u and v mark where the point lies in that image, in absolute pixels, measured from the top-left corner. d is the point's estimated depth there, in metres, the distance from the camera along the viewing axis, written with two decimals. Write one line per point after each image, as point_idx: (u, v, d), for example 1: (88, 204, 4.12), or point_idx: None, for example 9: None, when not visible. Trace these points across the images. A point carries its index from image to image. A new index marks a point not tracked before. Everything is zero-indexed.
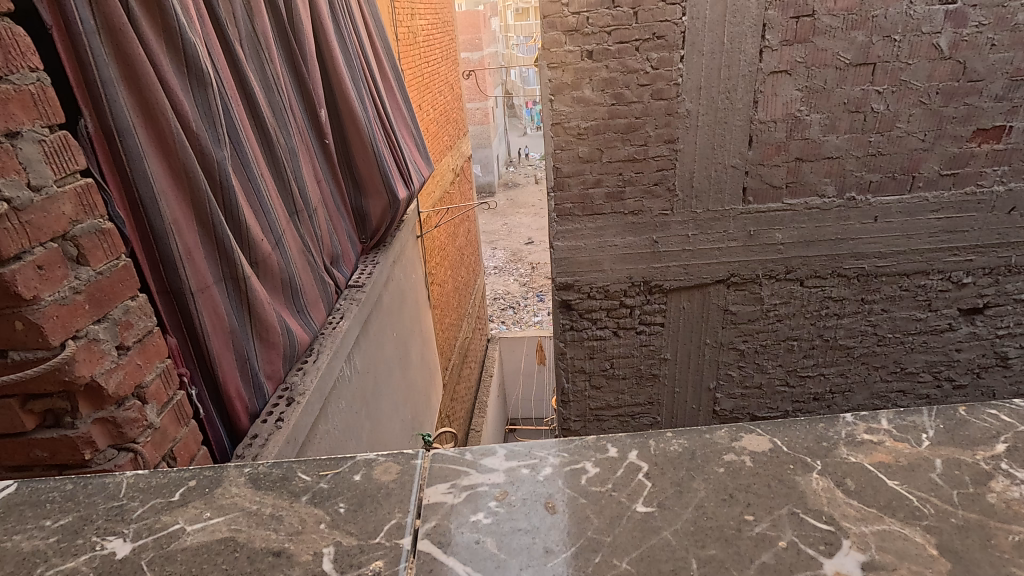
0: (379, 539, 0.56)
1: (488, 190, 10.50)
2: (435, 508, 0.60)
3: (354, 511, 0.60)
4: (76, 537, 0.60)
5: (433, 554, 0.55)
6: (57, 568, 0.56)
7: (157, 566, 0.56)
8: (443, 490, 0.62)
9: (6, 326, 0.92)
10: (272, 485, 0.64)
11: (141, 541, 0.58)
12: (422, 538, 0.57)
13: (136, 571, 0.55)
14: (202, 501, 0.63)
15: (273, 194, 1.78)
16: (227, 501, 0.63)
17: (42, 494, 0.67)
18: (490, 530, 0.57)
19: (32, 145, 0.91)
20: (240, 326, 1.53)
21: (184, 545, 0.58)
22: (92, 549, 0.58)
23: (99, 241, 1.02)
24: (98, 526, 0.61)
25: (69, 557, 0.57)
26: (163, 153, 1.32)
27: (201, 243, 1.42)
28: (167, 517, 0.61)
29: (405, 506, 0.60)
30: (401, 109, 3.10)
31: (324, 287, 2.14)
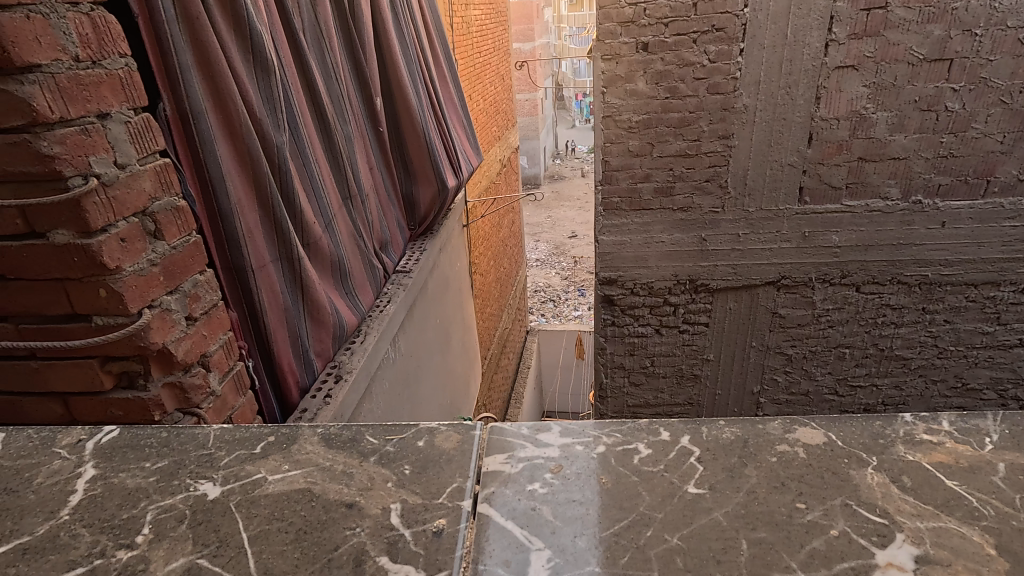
0: (442, 500, 0.59)
1: (533, 182, 10.47)
2: (494, 477, 0.62)
3: (418, 473, 0.62)
4: (172, 478, 0.65)
5: (490, 516, 0.57)
6: (158, 504, 0.61)
7: (242, 508, 0.60)
8: (501, 460, 0.64)
9: (89, 292, 0.99)
10: (340, 443, 0.68)
11: (229, 486, 0.63)
12: (480, 501, 0.59)
13: (225, 512, 0.60)
14: (280, 454, 0.67)
15: (327, 178, 1.85)
16: (303, 456, 0.66)
17: (141, 439, 0.72)
18: (545, 499, 0.59)
19: (119, 126, 0.98)
20: (292, 303, 1.61)
21: (266, 492, 0.62)
22: (188, 490, 0.63)
23: (174, 217, 1.09)
24: (191, 470, 0.66)
25: (167, 494, 0.62)
26: (230, 137, 1.39)
27: (261, 222, 1.49)
28: (251, 466, 0.66)
29: (465, 471, 0.62)
30: (453, 97, 3.13)
31: (372, 271, 2.21)
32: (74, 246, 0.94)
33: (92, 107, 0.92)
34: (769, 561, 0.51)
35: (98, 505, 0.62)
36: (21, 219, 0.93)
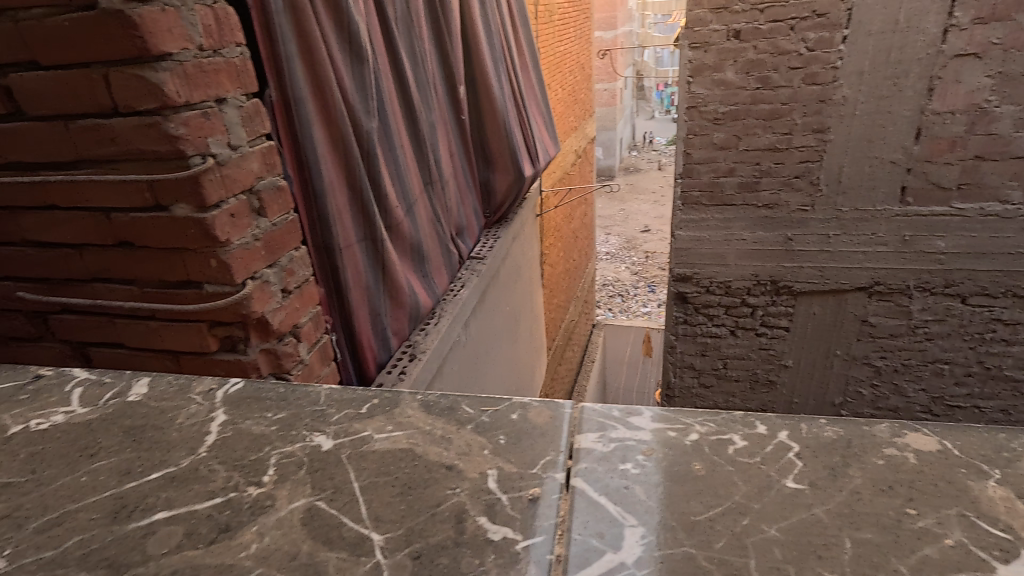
0: (535, 470, 0.53)
1: (607, 174, 10.28)
2: (587, 454, 0.55)
3: (512, 443, 0.56)
4: (291, 429, 0.60)
5: (585, 492, 0.51)
6: (278, 450, 0.56)
7: (353, 461, 0.55)
8: (593, 438, 0.57)
9: (201, 262, 1.07)
10: (426, 403, 0.63)
11: (340, 440, 0.58)
12: (575, 475, 0.52)
13: (337, 463, 0.54)
14: (384, 416, 0.61)
15: (411, 164, 1.92)
16: (405, 419, 0.60)
17: (262, 392, 0.66)
18: (639, 479, 0.52)
19: (233, 110, 1.06)
20: (374, 282, 1.69)
21: (373, 448, 0.56)
22: (303, 440, 0.58)
23: (276, 196, 1.18)
24: (307, 422, 0.61)
25: (286, 442, 0.57)
26: (326, 122, 1.47)
27: (349, 204, 1.57)
28: (359, 424, 0.60)
29: (557, 445, 0.56)
30: (534, 86, 3.14)
31: (448, 255, 2.28)
32: (191, 220, 1.02)
33: (212, 93, 1.01)
34: (876, 564, 0.44)
35: (223, 449, 0.57)
36: (147, 192, 1.02)
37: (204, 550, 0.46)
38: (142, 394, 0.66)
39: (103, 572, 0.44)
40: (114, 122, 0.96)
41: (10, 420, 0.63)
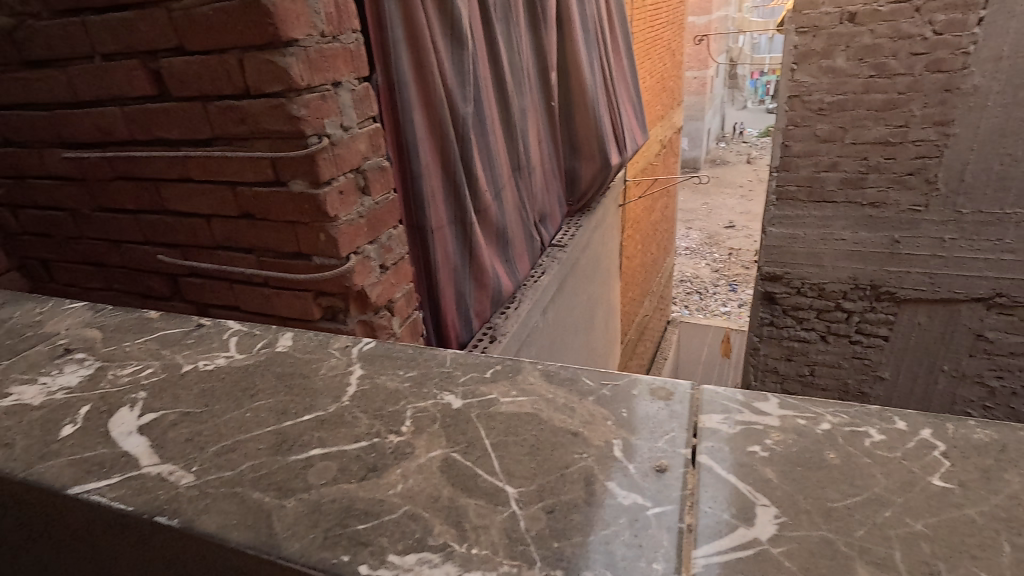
0: (663, 444, 0.50)
1: (692, 166, 9.88)
2: (711, 433, 0.51)
3: (637, 417, 0.53)
4: (423, 386, 0.58)
5: (717, 471, 0.47)
6: (411, 406, 0.55)
7: (482, 420, 0.53)
8: (718, 419, 0.52)
9: (312, 236, 1.16)
10: (542, 373, 0.59)
11: (469, 400, 0.56)
12: (703, 453, 0.49)
13: (466, 422, 0.53)
14: (508, 381, 0.58)
15: (501, 149, 1.94)
16: (529, 385, 0.57)
17: (394, 350, 0.64)
18: (774, 463, 0.48)
19: (346, 93, 1.12)
20: (460, 264, 1.74)
21: (500, 411, 0.54)
22: (431, 398, 0.56)
23: (380, 176, 1.24)
24: (435, 382, 0.58)
25: (419, 398, 0.56)
26: (426, 107, 1.52)
27: (442, 187, 1.62)
28: (485, 386, 0.58)
29: (682, 422, 0.52)
30: (625, 73, 3.07)
31: (530, 242, 2.30)
32: (307, 195, 1.10)
33: (328, 77, 1.07)
34: None
35: (362, 402, 0.56)
36: (270, 168, 1.10)
37: (358, 485, 0.46)
38: (289, 345, 0.65)
39: (272, 494, 0.46)
40: (246, 103, 1.05)
41: (176, 358, 0.64)
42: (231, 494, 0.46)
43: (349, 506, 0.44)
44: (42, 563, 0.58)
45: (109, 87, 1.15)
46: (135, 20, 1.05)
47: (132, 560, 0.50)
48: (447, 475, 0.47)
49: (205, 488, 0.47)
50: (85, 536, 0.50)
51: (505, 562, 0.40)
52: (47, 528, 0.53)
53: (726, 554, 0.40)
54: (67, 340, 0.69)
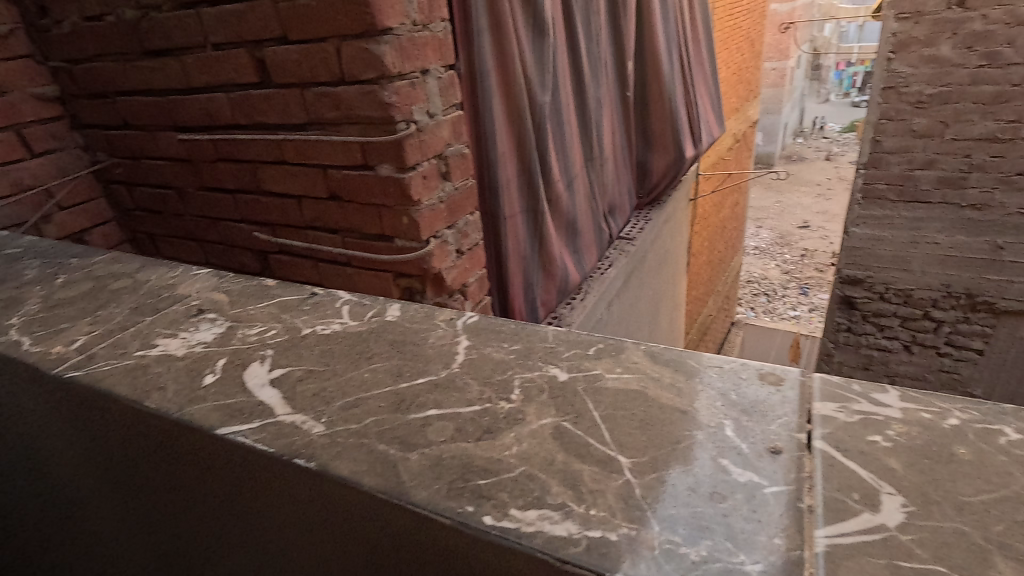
0: (777, 428, 0.43)
1: (765, 163, 9.44)
2: (827, 421, 0.43)
3: (742, 400, 0.45)
4: (527, 359, 0.51)
5: (838, 458, 0.40)
6: (521, 377, 0.48)
7: (591, 393, 0.46)
8: (832, 407, 0.45)
9: (395, 218, 1.20)
10: (661, 357, 0.51)
11: (575, 374, 0.49)
12: (818, 439, 0.42)
13: (574, 395, 0.46)
14: (611, 356, 0.51)
15: (575, 139, 1.93)
16: (635, 362, 0.50)
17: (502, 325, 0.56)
18: (904, 455, 0.40)
19: (433, 81, 1.16)
20: (530, 252, 1.76)
21: (608, 386, 0.47)
22: (535, 371, 0.49)
23: (460, 162, 1.27)
24: (543, 356, 0.51)
25: (527, 369, 0.49)
26: (505, 95, 1.53)
27: (517, 175, 1.64)
28: (591, 361, 0.50)
29: (792, 407, 0.45)
30: (704, 62, 2.97)
31: (599, 233, 2.28)
32: (392, 179, 1.15)
33: (418, 64, 1.11)
34: None
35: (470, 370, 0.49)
36: (360, 152, 1.15)
37: (475, 444, 0.41)
38: (400, 314, 0.56)
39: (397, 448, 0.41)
40: (341, 90, 1.10)
41: (296, 321, 0.55)
42: (359, 445, 0.41)
43: (468, 463, 0.40)
44: (151, 510, 0.53)
45: (218, 74, 1.24)
46: (244, 11, 1.12)
47: (266, 514, 0.44)
48: (558, 441, 0.41)
49: (337, 437, 0.42)
50: (210, 481, 0.45)
51: (625, 524, 0.35)
52: (173, 472, 0.47)
53: (845, 537, 0.34)
54: (198, 301, 0.58)
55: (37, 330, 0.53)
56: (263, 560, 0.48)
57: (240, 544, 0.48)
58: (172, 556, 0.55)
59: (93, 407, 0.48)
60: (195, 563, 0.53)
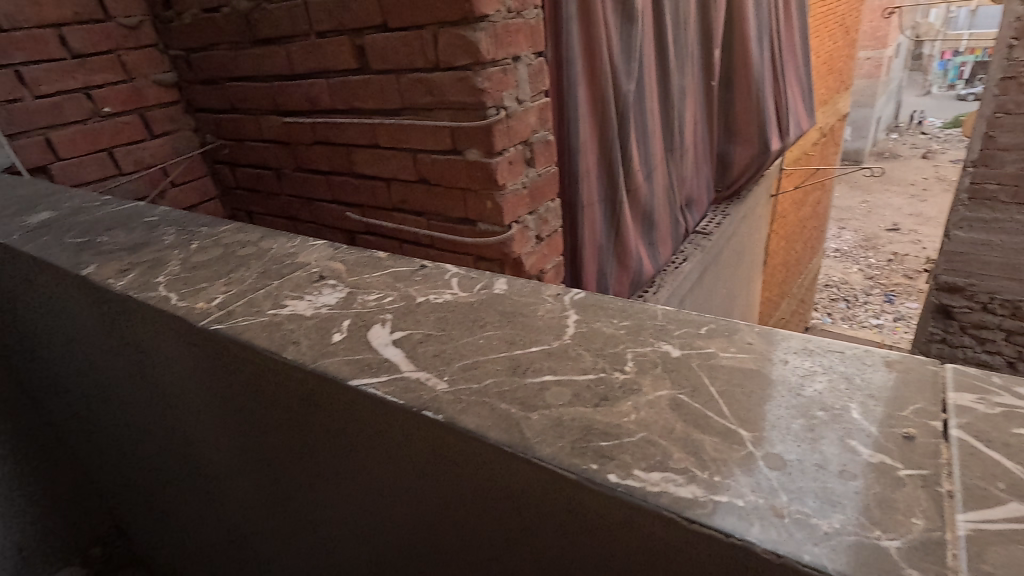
0: (907, 414, 0.32)
1: (853, 160, 8.83)
2: (966, 412, 0.32)
3: (858, 386, 0.35)
4: (639, 336, 0.41)
5: (987, 451, 0.30)
6: (633, 351, 0.39)
7: (703, 366, 0.37)
8: (969, 399, 0.33)
9: (480, 202, 1.24)
10: (802, 346, 0.38)
11: (680, 349, 0.39)
12: (958, 426, 0.31)
13: (683, 369, 0.37)
14: (719, 332, 0.40)
15: (657, 129, 1.90)
16: (752, 340, 0.39)
17: (614, 301, 0.46)
18: None
19: (523, 68, 1.17)
20: (605, 241, 1.75)
21: (718, 362, 0.37)
22: (636, 346, 0.39)
23: (545, 149, 1.28)
24: (656, 333, 0.41)
25: (639, 345, 0.40)
26: (590, 83, 1.52)
27: (596, 164, 1.63)
28: (704, 340, 0.39)
29: (925, 390, 0.34)
30: (796, 51, 2.82)
31: (675, 226, 2.23)
32: (480, 163, 1.18)
33: (511, 51, 1.12)
34: None
35: (582, 343, 0.40)
36: (450, 137, 1.19)
37: (594, 409, 0.34)
38: (510, 288, 0.48)
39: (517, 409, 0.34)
40: (436, 76, 1.14)
41: (410, 290, 0.51)
42: (482, 403, 0.35)
43: (589, 425, 0.33)
44: (278, 446, 0.52)
45: (320, 61, 1.31)
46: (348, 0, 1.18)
47: (392, 469, 0.41)
48: (676, 410, 0.33)
49: (460, 394, 0.37)
50: (344, 436, 0.43)
51: (751, 492, 0.28)
52: (309, 422, 0.45)
53: (991, 523, 0.26)
54: (319, 268, 0.59)
55: (180, 289, 0.58)
56: (383, 514, 0.45)
57: (360, 494, 0.46)
58: (295, 491, 0.55)
59: (233, 344, 0.47)
60: (318, 503, 0.52)
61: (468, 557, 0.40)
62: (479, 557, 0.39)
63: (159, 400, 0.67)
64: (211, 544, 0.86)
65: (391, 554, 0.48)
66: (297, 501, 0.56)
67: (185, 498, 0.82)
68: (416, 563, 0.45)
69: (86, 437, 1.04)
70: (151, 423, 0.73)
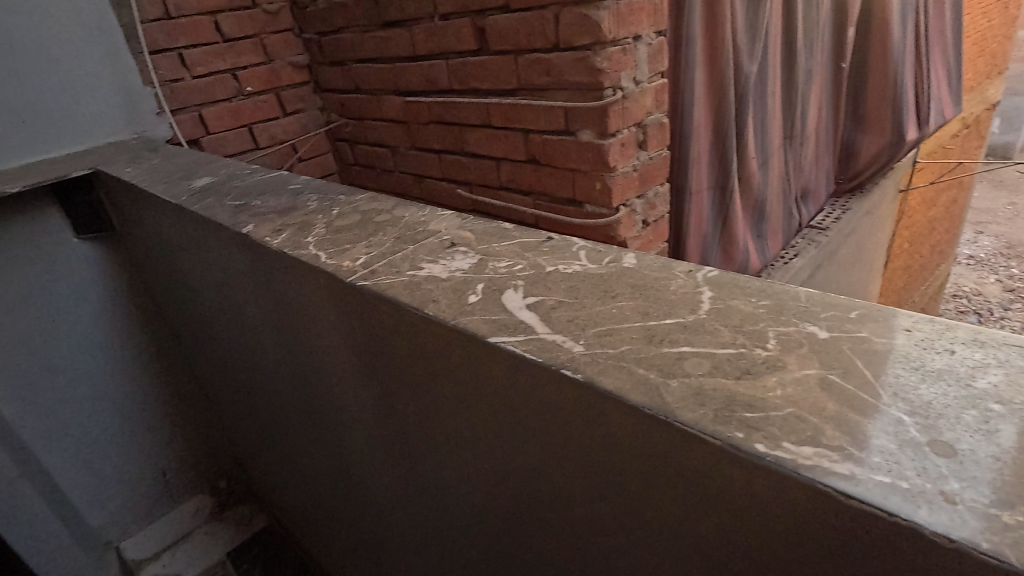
0: None
1: (1000, 155, 7.78)
2: None
3: None
4: (781, 315, 0.40)
5: None
6: (775, 330, 0.38)
7: (853, 350, 0.35)
8: None
9: (589, 184, 1.24)
10: (971, 337, 0.36)
11: (828, 331, 0.38)
12: None
13: (832, 351, 0.36)
14: (871, 317, 0.39)
15: (777, 114, 1.78)
16: (911, 328, 0.37)
17: (750, 281, 0.45)
18: None
19: (643, 47, 1.15)
20: (712, 231, 1.69)
21: (870, 346, 0.36)
22: (778, 326, 0.39)
23: (658, 131, 1.26)
24: (799, 314, 0.40)
25: (781, 324, 0.39)
26: (709, 64, 1.46)
27: (709, 150, 1.57)
28: (854, 324, 0.38)
29: None
30: (945, 29, 2.52)
31: (788, 219, 2.10)
32: (593, 144, 1.18)
33: (632, 30, 1.11)
34: None
35: (719, 318, 0.40)
36: (564, 118, 1.20)
37: (737, 382, 0.34)
38: (640, 262, 0.48)
39: (656, 374, 0.35)
40: (554, 56, 1.15)
41: (539, 260, 0.53)
42: (619, 367, 0.37)
43: (733, 397, 0.33)
44: (409, 397, 0.58)
45: (441, 42, 1.36)
46: None
47: (521, 428, 0.44)
48: (826, 391, 0.33)
49: (597, 357, 0.38)
50: (477, 391, 0.46)
51: (917, 476, 0.27)
52: (444, 376, 0.49)
53: None
54: (450, 235, 0.62)
55: (327, 249, 0.63)
56: (506, 469, 0.49)
57: (485, 448, 0.50)
58: (419, 441, 0.60)
59: (378, 299, 0.52)
60: (443, 453, 0.57)
61: (586, 514, 0.43)
62: (603, 516, 0.41)
63: (301, 348, 0.75)
64: (333, 483, 0.95)
65: (509, 505, 0.52)
66: (421, 449, 0.61)
67: (312, 437, 0.92)
68: (533, 516, 0.49)
69: (229, 378, 1.18)
70: (292, 369, 0.82)
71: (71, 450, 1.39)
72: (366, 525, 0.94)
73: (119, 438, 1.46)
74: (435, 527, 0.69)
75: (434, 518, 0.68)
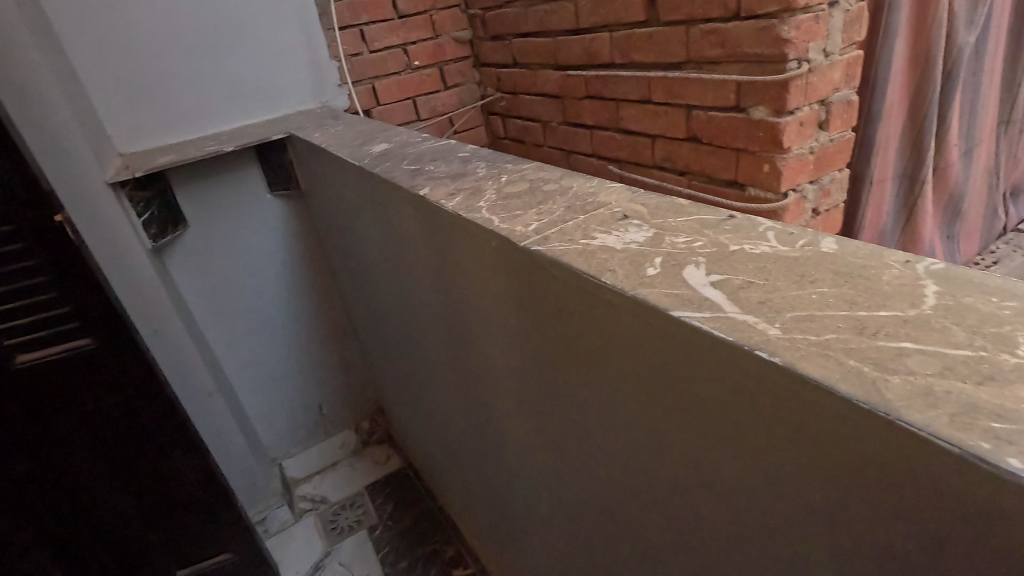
0: None
1: None
2: None
3: None
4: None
5: None
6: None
7: None
8: None
9: (755, 165, 1.15)
10: None
11: None
12: None
13: None
14: None
15: (994, 93, 1.51)
16: None
17: (987, 279, 0.39)
18: None
19: (839, 15, 1.03)
20: (893, 226, 1.49)
21: None
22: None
23: (843, 110, 1.13)
24: None
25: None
26: (914, 34, 1.27)
27: (901, 133, 1.38)
28: None
29: None
30: None
31: (990, 219, 1.79)
32: (766, 122, 1.09)
33: None
34: None
35: (950, 316, 0.36)
36: (734, 93, 1.12)
37: (976, 388, 0.30)
38: (843, 248, 0.44)
39: (872, 368, 0.32)
40: (733, 26, 1.07)
41: (721, 238, 0.51)
42: (823, 355, 0.34)
43: (973, 403, 0.29)
44: (567, 363, 0.59)
45: (607, 14, 1.34)
46: None
47: (690, 409, 0.43)
48: None
49: (797, 342, 0.35)
50: (646, 364, 0.46)
51: None
52: (611, 345, 0.50)
53: None
54: (621, 208, 0.62)
55: (500, 214, 0.66)
56: (665, 448, 0.49)
57: (643, 424, 0.50)
58: (572, 408, 0.62)
59: (551, 265, 0.53)
60: (596, 422, 0.58)
61: (754, 506, 0.41)
62: (775, 512, 0.39)
63: (462, 306, 0.80)
64: (473, 435, 1.02)
65: (661, 484, 0.51)
66: (573, 415, 0.63)
67: (459, 391, 0.99)
68: (688, 498, 0.48)
69: (385, 328, 1.30)
70: (450, 325, 0.88)
71: (253, 377, 1.63)
72: (500, 481, 0.99)
73: (289, 371, 1.68)
74: (574, 493, 0.72)
75: (575, 483, 0.70)
